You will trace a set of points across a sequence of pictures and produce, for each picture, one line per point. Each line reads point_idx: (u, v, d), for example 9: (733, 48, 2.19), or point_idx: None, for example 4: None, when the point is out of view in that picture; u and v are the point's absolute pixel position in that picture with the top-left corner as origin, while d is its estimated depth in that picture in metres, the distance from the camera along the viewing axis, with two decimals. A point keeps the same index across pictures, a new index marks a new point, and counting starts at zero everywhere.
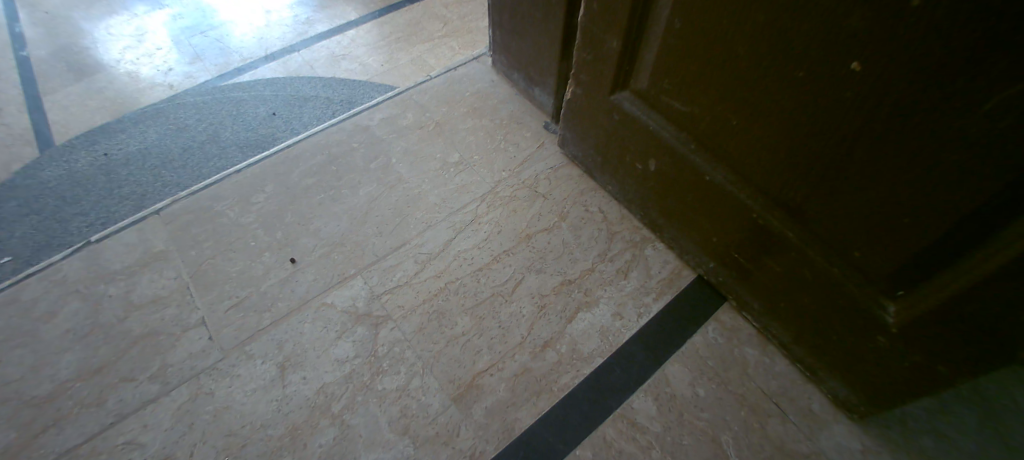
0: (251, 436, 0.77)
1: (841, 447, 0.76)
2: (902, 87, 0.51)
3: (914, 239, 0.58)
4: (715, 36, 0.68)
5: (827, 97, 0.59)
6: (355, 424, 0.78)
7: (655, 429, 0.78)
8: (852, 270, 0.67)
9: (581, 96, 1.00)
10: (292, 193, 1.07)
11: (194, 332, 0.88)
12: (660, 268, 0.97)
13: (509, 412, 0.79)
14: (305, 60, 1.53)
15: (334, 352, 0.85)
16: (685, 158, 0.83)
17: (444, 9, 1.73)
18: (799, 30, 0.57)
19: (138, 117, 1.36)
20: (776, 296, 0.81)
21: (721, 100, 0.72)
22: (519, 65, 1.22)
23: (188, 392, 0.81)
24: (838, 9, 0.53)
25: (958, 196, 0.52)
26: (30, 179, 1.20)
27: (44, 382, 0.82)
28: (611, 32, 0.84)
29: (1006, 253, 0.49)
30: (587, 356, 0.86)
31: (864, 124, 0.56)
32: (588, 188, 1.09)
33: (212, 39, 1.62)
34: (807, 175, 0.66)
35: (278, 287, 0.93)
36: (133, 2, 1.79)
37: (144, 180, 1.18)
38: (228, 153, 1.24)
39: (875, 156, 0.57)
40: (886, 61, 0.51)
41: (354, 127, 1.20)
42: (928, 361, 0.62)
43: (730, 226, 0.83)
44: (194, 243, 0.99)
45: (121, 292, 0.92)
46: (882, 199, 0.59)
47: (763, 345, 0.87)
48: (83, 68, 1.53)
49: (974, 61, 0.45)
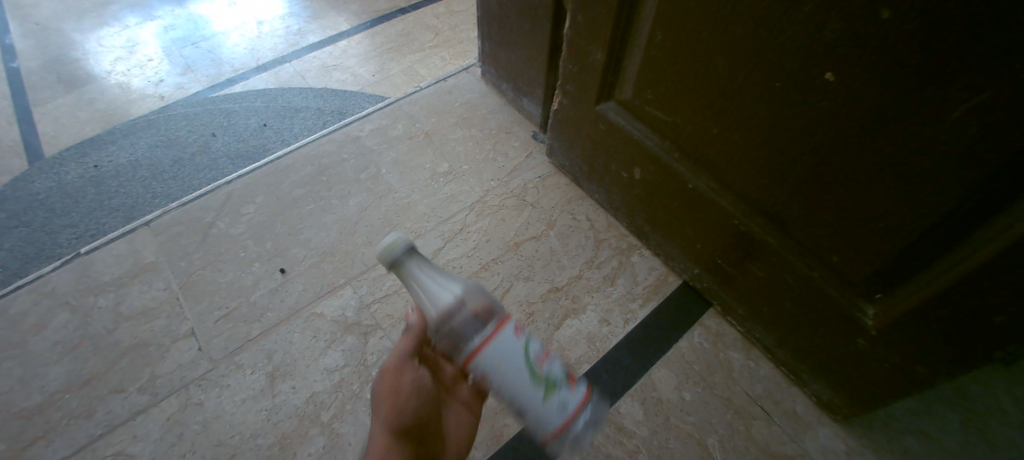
0: (241, 446, 0.77)
1: (825, 448, 0.78)
2: (872, 96, 0.53)
3: (889, 244, 0.60)
4: (695, 47, 0.70)
5: (801, 107, 0.61)
6: (344, 432, 0.78)
7: (642, 433, 0.79)
8: (832, 274, 0.69)
9: (567, 106, 1.02)
10: (282, 203, 1.08)
11: (183, 343, 0.88)
12: (646, 274, 0.98)
13: (497, 418, 0.80)
14: (296, 71, 1.54)
15: (324, 361, 0.86)
16: (669, 167, 0.85)
17: (435, 20, 1.76)
18: (773, 42, 0.60)
19: (129, 128, 1.37)
20: (759, 302, 0.82)
21: (701, 110, 0.74)
22: (507, 76, 1.24)
23: (178, 402, 0.81)
24: (811, 22, 0.54)
25: (929, 201, 0.54)
26: (20, 191, 1.20)
27: (32, 395, 0.81)
28: (596, 44, 0.86)
29: (978, 256, 0.51)
30: (575, 362, 0.87)
31: (838, 132, 0.58)
32: (576, 196, 1.11)
33: (204, 50, 1.63)
34: (785, 183, 0.68)
35: (268, 297, 0.93)
36: (123, 13, 1.80)
37: (135, 192, 1.18)
38: (219, 164, 1.25)
39: (849, 162, 0.59)
40: (856, 72, 0.53)
41: (345, 137, 1.21)
42: (907, 362, 0.64)
43: (713, 233, 0.84)
44: (185, 254, 1.00)
45: (111, 303, 0.92)
46: (857, 204, 0.61)
47: (748, 349, 0.88)
48: (74, 79, 1.53)
49: (944, 70, 0.47)
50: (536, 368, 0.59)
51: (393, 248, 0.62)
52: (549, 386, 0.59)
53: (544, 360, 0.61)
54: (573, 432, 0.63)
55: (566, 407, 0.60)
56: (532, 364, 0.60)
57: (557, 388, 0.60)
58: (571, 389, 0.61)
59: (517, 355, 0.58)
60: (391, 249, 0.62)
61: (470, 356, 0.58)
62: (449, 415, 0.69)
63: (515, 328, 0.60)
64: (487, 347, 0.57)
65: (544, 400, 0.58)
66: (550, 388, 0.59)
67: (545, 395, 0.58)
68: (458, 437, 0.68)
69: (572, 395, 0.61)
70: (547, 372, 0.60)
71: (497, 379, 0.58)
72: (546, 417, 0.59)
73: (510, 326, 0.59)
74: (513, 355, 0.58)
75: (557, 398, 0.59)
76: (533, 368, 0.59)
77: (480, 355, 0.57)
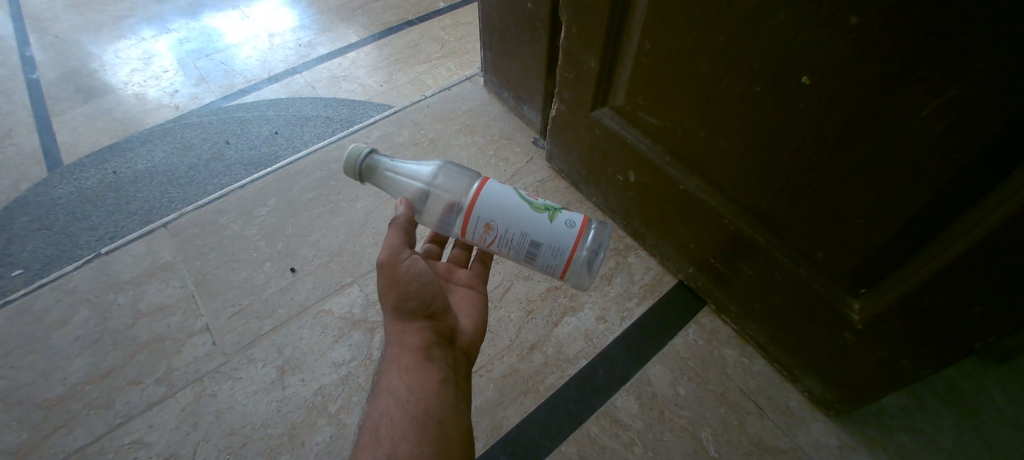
0: (252, 436, 0.80)
1: (818, 443, 0.79)
2: (845, 99, 0.57)
3: (869, 240, 0.63)
4: (682, 54, 0.73)
5: (781, 110, 0.64)
6: (351, 422, 0.81)
7: (637, 426, 0.81)
8: (817, 269, 0.72)
9: (565, 113, 1.06)
10: (293, 206, 1.12)
11: (198, 338, 0.92)
12: (643, 273, 1.02)
13: (497, 410, 0.84)
14: (307, 82, 1.60)
15: (332, 355, 0.89)
16: (661, 169, 0.89)
17: (442, 32, 1.82)
18: (753, 49, 0.63)
19: (146, 136, 1.43)
20: (750, 298, 0.85)
21: (689, 114, 0.78)
22: (508, 85, 1.29)
23: (192, 394, 0.85)
24: (786, 30, 0.58)
25: (905, 197, 0.56)
26: (42, 195, 1.26)
27: (54, 387, 0.86)
28: (589, 53, 0.90)
29: (958, 245, 0.54)
30: (573, 357, 0.90)
31: (817, 133, 0.61)
32: (575, 199, 1.14)
33: (218, 62, 1.70)
34: (770, 183, 0.72)
35: (279, 295, 0.97)
36: (140, 27, 1.87)
37: (151, 196, 1.23)
38: (233, 170, 1.30)
39: (830, 162, 0.62)
40: (831, 76, 0.57)
41: (353, 143, 1.26)
42: (892, 355, 0.66)
43: (705, 232, 0.87)
44: (200, 254, 1.04)
45: (129, 301, 0.97)
46: (839, 200, 0.64)
47: (742, 346, 0.91)
48: (92, 90, 1.60)
49: (914, 69, 0.50)
50: (532, 200, 0.67)
51: (357, 151, 0.72)
52: (550, 210, 0.67)
53: (537, 196, 0.69)
54: (584, 249, 0.70)
55: (574, 221, 0.67)
56: (527, 200, 0.67)
57: (560, 210, 0.67)
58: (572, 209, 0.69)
59: (509, 192, 0.67)
60: (354, 158, 0.71)
61: (468, 209, 0.66)
62: (457, 294, 0.77)
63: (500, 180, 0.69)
64: (480, 193, 0.66)
65: (550, 220, 0.66)
66: (552, 211, 0.67)
67: (549, 216, 0.66)
68: (475, 304, 0.76)
69: (576, 215, 0.68)
70: (544, 202, 0.68)
71: (499, 220, 0.66)
72: (557, 235, 0.66)
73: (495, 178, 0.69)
74: (506, 194, 0.67)
75: (562, 216, 0.67)
76: (530, 200, 0.67)
77: (477, 203, 0.66)
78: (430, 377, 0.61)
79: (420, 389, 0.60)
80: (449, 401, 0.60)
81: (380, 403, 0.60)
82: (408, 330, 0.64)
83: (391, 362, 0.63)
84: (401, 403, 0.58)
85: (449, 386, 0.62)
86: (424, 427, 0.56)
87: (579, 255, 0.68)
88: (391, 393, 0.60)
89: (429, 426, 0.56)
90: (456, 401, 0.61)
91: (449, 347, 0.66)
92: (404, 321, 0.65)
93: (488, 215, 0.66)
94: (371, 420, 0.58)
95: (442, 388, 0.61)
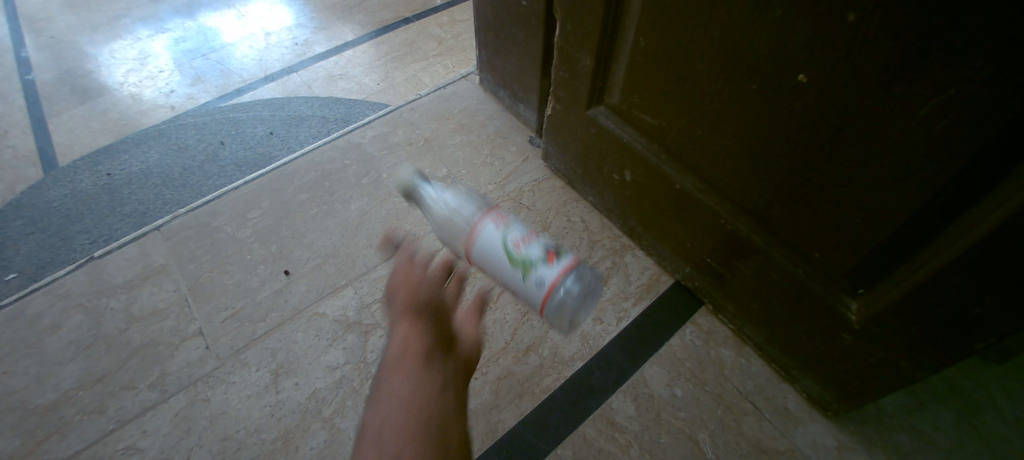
0: (246, 441, 0.80)
1: (816, 443, 0.79)
2: (843, 97, 0.56)
3: (866, 239, 0.62)
4: (676, 52, 0.73)
5: (777, 108, 0.63)
6: (345, 426, 0.81)
7: (634, 428, 0.81)
8: (815, 270, 0.71)
9: (560, 112, 1.05)
10: (287, 208, 1.11)
11: (192, 342, 0.91)
12: (639, 273, 1.01)
13: (493, 413, 0.83)
14: (303, 81, 1.59)
15: (326, 358, 0.89)
16: (657, 168, 0.88)
17: (439, 29, 1.80)
18: (749, 46, 0.62)
19: (140, 137, 1.41)
20: (748, 298, 0.84)
21: (686, 112, 0.77)
22: (504, 83, 1.28)
23: (186, 399, 0.84)
24: (781, 27, 0.57)
25: (902, 196, 0.56)
26: (34, 199, 1.25)
27: (47, 392, 0.85)
28: (584, 52, 0.89)
29: (957, 245, 0.53)
30: (569, 359, 0.89)
31: (814, 131, 0.61)
32: (571, 198, 1.14)
33: (213, 61, 1.69)
34: (766, 182, 0.71)
35: (273, 297, 0.97)
36: (136, 26, 1.86)
37: (146, 199, 1.23)
38: (227, 171, 1.29)
39: (828, 162, 0.61)
40: (828, 74, 0.56)
41: (347, 144, 1.25)
42: (891, 356, 0.66)
43: (703, 232, 0.86)
44: (193, 257, 1.03)
45: (122, 305, 0.96)
46: (837, 199, 0.63)
47: (740, 347, 0.90)
48: (87, 91, 1.58)
49: (911, 67, 0.49)
50: (512, 249, 0.64)
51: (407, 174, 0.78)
52: (526, 266, 0.63)
53: (522, 243, 0.64)
54: (570, 298, 0.66)
55: (545, 283, 0.62)
56: (509, 248, 0.64)
57: (536, 266, 0.63)
58: (553, 264, 0.64)
59: (492, 240, 0.64)
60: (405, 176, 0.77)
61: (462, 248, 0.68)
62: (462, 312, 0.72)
63: (495, 218, 0.66)
64: (469, 238, 0.66)
65: (523, 278, 0.63)
66: (526, 268, 0.63)
67: (521, 275, 0.63)
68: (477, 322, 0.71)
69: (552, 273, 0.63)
70: (524, 253, 0.63)
71: (485, 267, 0.66)
72: (527, 294, 0.64)
73: (489, 217, 0.66)
74: (491, 241, 0.65)
75: (535, 275, 0.63)
76: (510, 250, 0.64)
77: (466, 248, 0.67)
78: (431, 379, 0.57)
79: (422, 392, 0.55)
80: (451, 406, 0.55)
81: (379, 410, 0.54)
82: (410, 335, 0.62)
83: (392, 369, 0.59)
84: (401, 407, 0.53)
85: (450, 392, 0.57)
86: (424, 431, 0.51)
87: (557, 308, 0.65)
88: (390, 399, 0.55)
89: (432, 429, 0.51)
90: (458, 408, 0.56)
91: (451, 353, 0.63)
92: (407, 327, 0.63)
93: (471, 256, 0.67)
94: (370, 428, 0.52)
95: (443, 392, 0.56)
